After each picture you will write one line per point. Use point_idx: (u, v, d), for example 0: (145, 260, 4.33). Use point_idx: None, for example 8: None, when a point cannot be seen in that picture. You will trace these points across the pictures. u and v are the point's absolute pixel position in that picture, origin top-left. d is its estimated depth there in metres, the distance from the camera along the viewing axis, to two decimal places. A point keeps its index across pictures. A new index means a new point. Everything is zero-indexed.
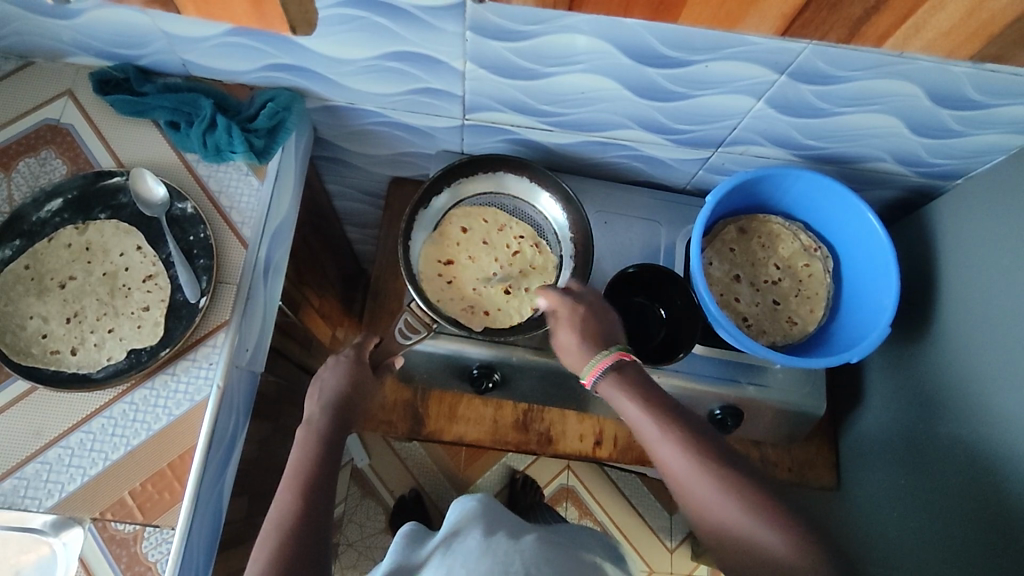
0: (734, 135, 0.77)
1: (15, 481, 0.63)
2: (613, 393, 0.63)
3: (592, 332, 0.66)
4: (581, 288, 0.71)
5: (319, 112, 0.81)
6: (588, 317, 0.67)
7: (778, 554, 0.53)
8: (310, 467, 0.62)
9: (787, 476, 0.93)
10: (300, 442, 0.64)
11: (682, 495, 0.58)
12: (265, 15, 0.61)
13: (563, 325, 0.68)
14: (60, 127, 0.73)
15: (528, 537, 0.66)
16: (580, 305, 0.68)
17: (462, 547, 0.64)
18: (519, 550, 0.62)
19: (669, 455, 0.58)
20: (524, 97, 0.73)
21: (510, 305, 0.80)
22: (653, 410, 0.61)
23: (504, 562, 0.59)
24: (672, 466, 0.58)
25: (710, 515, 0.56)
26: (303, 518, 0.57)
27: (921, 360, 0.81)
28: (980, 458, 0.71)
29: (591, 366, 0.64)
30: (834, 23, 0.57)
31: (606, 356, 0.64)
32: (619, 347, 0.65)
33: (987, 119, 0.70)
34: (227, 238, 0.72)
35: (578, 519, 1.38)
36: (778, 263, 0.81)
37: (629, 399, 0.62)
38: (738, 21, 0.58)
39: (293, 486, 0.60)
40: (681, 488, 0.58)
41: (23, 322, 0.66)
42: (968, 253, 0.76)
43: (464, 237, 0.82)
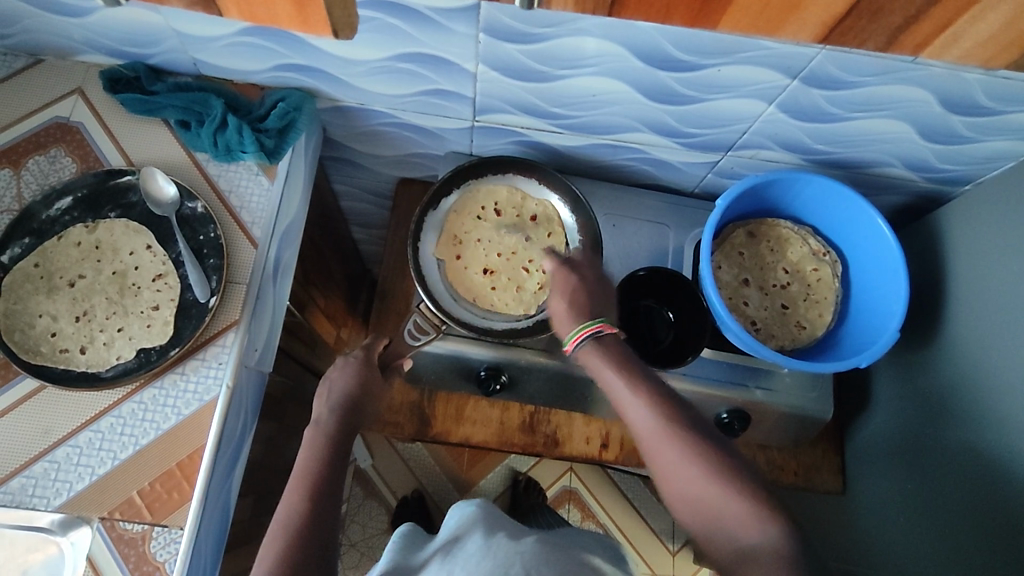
0: (743, 140, 0.77)
1: (23, 480, 0.63)
2: (594, 359, 0.62)
3: (582, 302, 0.66)
4: (580, 261, 0.71)
5: (328, 112, 0.80)
6: (580, 287, 0.67)
7: (742, 523, 0.52)
8: (318, 467, 0.61)
9: (793, 480, 0.93)
10: (309, 442, 0.63)
11: (653, 463, 0.58)
12: (306, 16, 0.59)
13: (556, 293, 0.67)
14: (69, 125, 0.73)
15: (529, 539, 0.64)
16: (574, 276, 0.68)
17: (462, 550, 0.63)
18: (520, 551, 0.60)
19: (645, 422, 0.58)
20: (534, 99, 0.73)
21: (471, 277, 0.80)
22: (631, 379, 0.60)
23: (504, 564, 0.58)
24: (646, 432, 0.58)
25: (681, 481, 0.56)
26: (311, 519, 0.57)
27: (928, 365, 0.81)
28: (990, 463, 0.70)
29: (574, 332, 0.64)
30: (875, 30, 0.56)
31: (588, 326, 0.63)
32: (603, 320, 0.63)
33: (997, 126, 0.70)
34: (237, 238, 0.71)
35: (581, 521, 1.38)
36: (787, 267, 0.81)
37: (607, 368, 0.61)
38: (778, 28, 0.57)
39: (301, 486, 0.59)
40: (651, 455, 0.57)
41: (31, 320, 0.65)
42: (977, 260, 0.76)
43: (527, 220, 0.82)
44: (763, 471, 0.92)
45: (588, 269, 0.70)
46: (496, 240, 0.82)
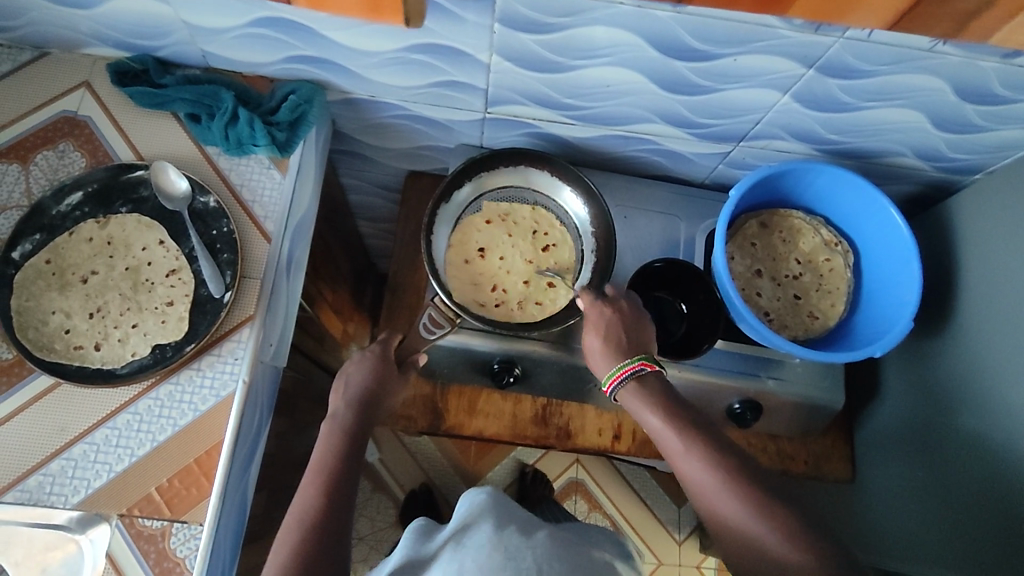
0: (756, 130, 0.77)
1: (40, 478, 0.63)
2: (637, 404, 0.65)
3: (618, 340, 0.68)
4: (618, 292, 0.72)
5: (338, 105, 0.80)
6: (617, 324, 0.69)
7: (782, 556, 0.55)
8: (334, 463, 0.62)
9: (803, 469, 0.94)
10: (325, 435, 0.64)
11: (704, 507, 0.60)
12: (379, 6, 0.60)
13: (591, 329, 0.70)
14: (77, 119, 0.72)
15: (539, 533, 0.64)
16: (610, 311, 0.70)
17: (472, 542, 0.62)
18: (531, 547, 0.60)
19: (691, 467, 0.60)
20: (548, 90, 0.73)
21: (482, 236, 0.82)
22: (674, 422, 0.63)
23: (515, 559, 0.59)
24: (692, 476, 0.61)
25: (724, 522, 0.58)
26: (325, 515, 0.57)
27: (939, 353, 0.82)
28: (998, 451, 0.72)
29: (615, 374, 0.67)
30: (944, 17, 0.55)
31: (628, 365, 0.66)
32: (644, 357, 0.67)
33: (1011, 115, 0.70)
34: (250, 233, 0.71)
35: (587, 512, 1.38)
36: (799, 258, 0.81)
37: (650, 412, 0.64)
38: (845, 13, 0.55)
39: (317, 481, 0.60)
40: (703, 499, 0.60)
41: (45, 317, 0.65)
42: (987, 249, 0.76)
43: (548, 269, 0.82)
44: (773, 461, 0.93)
45: (626, 300, 0.71)
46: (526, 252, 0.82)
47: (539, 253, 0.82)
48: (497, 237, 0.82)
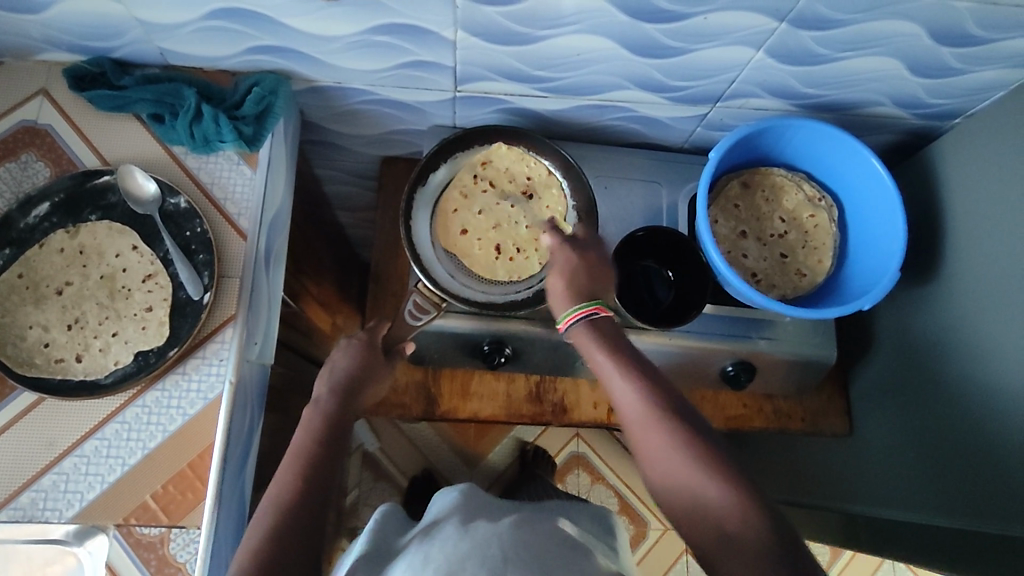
0: (732, 89, 0.76)
1: (32, 495, 0.62)
2: (586, 344, 0.62)
3: (578, 283, 0.66)
4: (585, 240, 0.70)
5: (305, 94, 0.78)
6: (579, 270, 0.66)
7: (720, 506, 0.52)
8: (314, 447, 0.60)
9: (799, 426, 0.94)
10: (307, 419, 0.63)
11: (637, 447, 0.57)
12: None
13: (556, 271, 0.67)
14: (37, 128, 0.70)
15: (508, 519, 0.61)
16: (576, 256, 0.68)
17: (441, 536, 0.60)
18: (498, 535, 0.58)
19: (629, 403, 0.58)
20: (518, 63, 0.71)
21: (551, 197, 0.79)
22: (620, 358, 0.60)
23: (482, 546, 0.56)
24: (632, 418, 0.58)
25: (656, 466, 0.56)
26: (300, 497, 0.56)
27: (929, 302, 0.82)
28: (995, 395, 0.72)
29: (569, 316, 0.64)
30: None
31: (584, 307, 0.63)
32: (600, 302, 0.64)
33: (987, 56, 0.69)
34: (224, 231, 0.70)
35: (591, 485, 1.39)
36: (783, 216, 0.81)
37: (597, 348, 0.61)
38: None
39: (295, 466, 0.58)
40: (638, 436, 0.57)
41: (22, 332, 0.64)
42: (971, 194, 0.76)
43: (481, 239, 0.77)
44: (769, 420, 0.93)
45: (589, 248, 0.69)
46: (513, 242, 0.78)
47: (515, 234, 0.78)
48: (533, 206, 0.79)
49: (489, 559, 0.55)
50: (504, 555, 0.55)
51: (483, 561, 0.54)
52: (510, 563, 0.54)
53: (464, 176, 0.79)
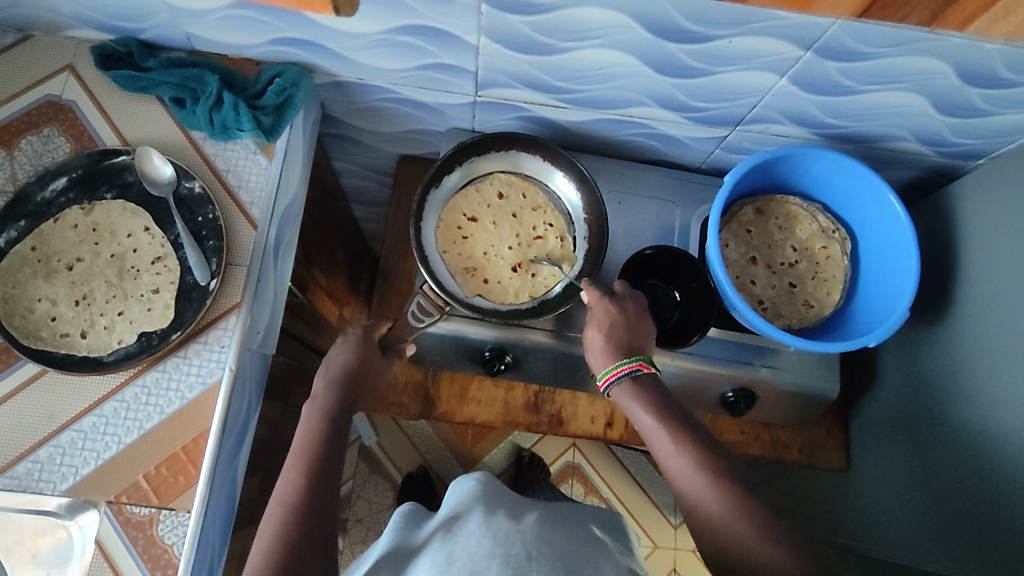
0: (753, 114, 0.75)
1: (29, 465, 0.63)
2: (632, 404, 0.65)
3: (619, 340, 0.68)
4: (624, 289, 0.71)
5: (326, 88, 0.78)
6: (620, 324, 0.68)
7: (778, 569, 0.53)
8: (316, 443, 0.62)
9: (796, 457, 0.93)
10: (307, 416, 0.64)
11: (692, 511, 0.59)
12: None
13: (593, 326, 0.69)
14: (61, 104, 0.71)
15: (529, 517, 0.63)
16: (616, 309, 0.69)
17: (463, 530, 0.62)
18: (521, 531, 0.60)
19: (681, 466, 0.60)
20: (538, 72, 0.71)
21: (510, 284, 0.78)
22: (666, 419, 0.63)
23: (505, 544, 0.58)
24: (682, 480, 0.60)
25: (712, 526, 0.57)
26: (309, 493, 0.57)
27: (937, 342, 0.80)
28: (988, 443, 0.71)
29: (612, 374, 0.67)
30: (917, 6, 0.55)
31: (625, 364, 0.66)
32: (642, 358, 0.66)
33: (1014, 99, 0.68)
34: (235, 219, 0.70)
35: (584, 496, 1.39)
36: (795, 245, 0.80)
37: (643, 410, 0.64)
38: (814, 3, 0.56)
39: (299, 464, 0.60)
40: (689, 500, 0.59)
41: (31, 304, 0.65)
42: (987, 237, 0.75)
43: (496, 203, 0.81)
44: (767, 449, 0.92)
45: (631, 301, 0.70)
46: (490, 242, 0.80)
47: (518, 224, 0.81)
48: (501, 254, 0.80)
49: (513, 557, 0.57)
50: (527, 553, 0.57)
51: (506, 561, 0.56)
52: (533, 561, 0.57)
53: (546, 212, 0.81)
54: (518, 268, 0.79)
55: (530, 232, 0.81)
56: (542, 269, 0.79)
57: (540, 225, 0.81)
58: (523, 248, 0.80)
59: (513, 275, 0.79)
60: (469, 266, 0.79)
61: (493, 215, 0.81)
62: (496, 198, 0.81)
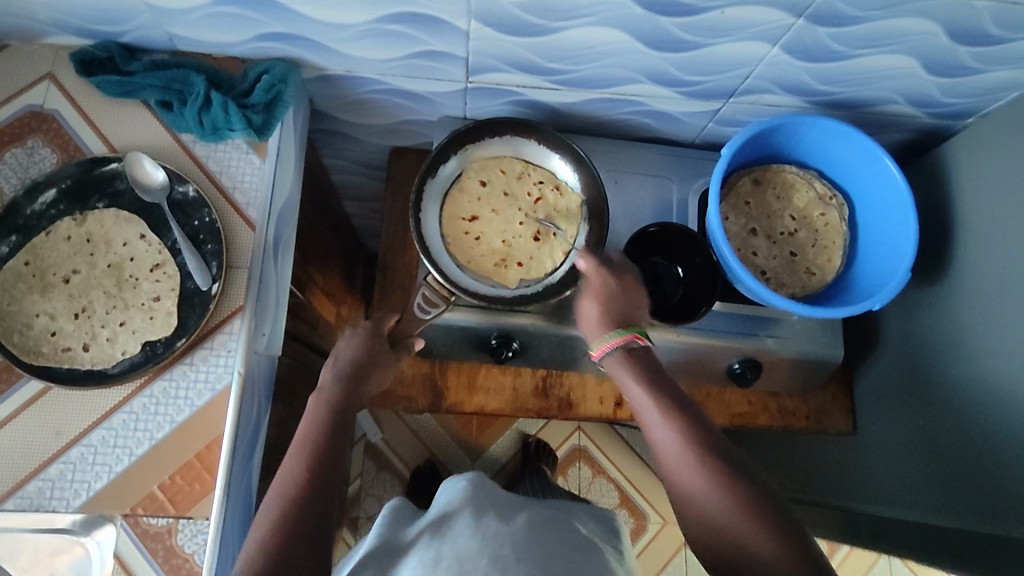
0: (746, 85, 0.75)
1: (39, 484, 0.62)
2: (622, 375, 0.65)
3: (616, 312, 0.70)
4: (618, 262, 0.74)
5: (315, 82, 0.77)
6: (616, 295, 0.70)
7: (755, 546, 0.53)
8: (319, 434, 0.61)
9: (804, 424, 0.93)
10: (312, 409, 0.64)
11: (674, 484, 0.59)
12: None
13: (588, 296, 0.71)
14: (44, 113, 0.69)
15: (519, 519, 0.65)
16: (610, 278, 0.71)
17: (452, 530, 0.63)
18: (509, 533, 0.61)
19: (665, 437, 0.60)
20: (530, 54, 0.70)
21: (541, 253, 0.78)
22: (655, 391, 0.63)
23: (493, 545, 0.59)
24: (667, 453, 0.60)
25: (691, 500, 0.57)
26: (309, 486, 0.57)
27: (936, 301, 0.81)
28: (992, 393, 0.73)
29: (605, 343, 0.67)
30: None
31: (619, 336, 0.67)
32: (637, 329, 0.68)
33: (1002, 55, 0.69)
34: (233, 221, 0.69)
35: (592, 477, 1.40)
36: (794, 214, 0.80)
37: (632, 381, 0.64)
38: None
39: (300, 455, 0.59)
40: (671, 472, 0.59)
41: (29, 320, 0.63)
42: (979, 194, 0.76)
43: (484, 191, 0.80)
44: (775, 418, 0.93)
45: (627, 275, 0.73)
46: (501, 227, 0.79)
47: (519, 203, 0.80)
48: (520, 232, 0.79)
49: (500, 558, 0.58)
50: (515, 555, 0.58)
51: (495, 561, 0.57)
52: (521, 562, 0.57)
53: (533, 173, 0.81)
54: (539, 237, 0.79)
55: (531, 195, 0.80)
56: (561, 224, 0.79)
57: (535, 189, 0.81)
58: (530, 217, 0.79)
59: (539, 244, 0.79)
60: (499, 259, 0.78)
61: (485, 201, 0.80)
62: (480, 186, 0.80)
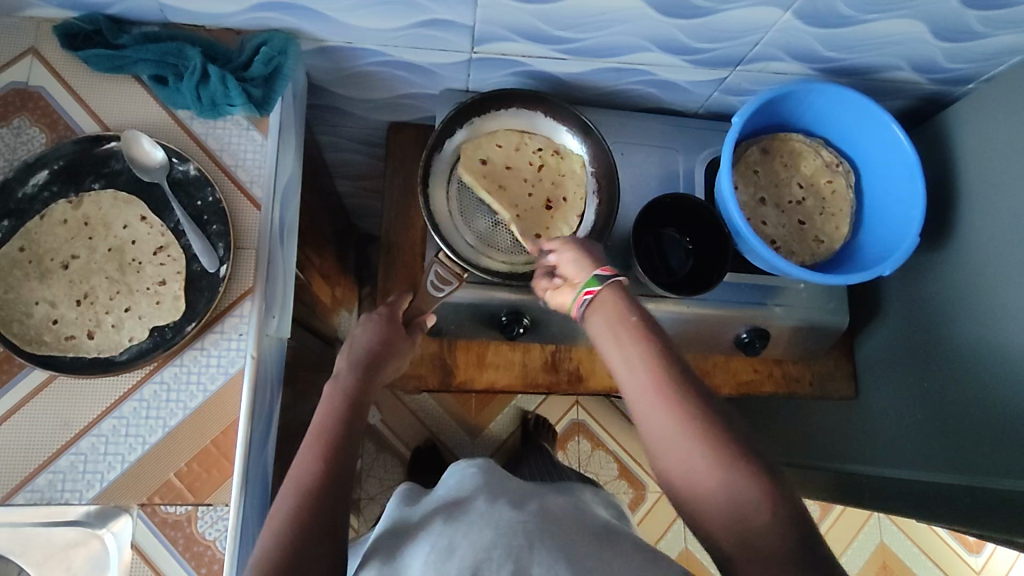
0: (754, 52, 0.74)
1: (50, 476, 0.60)
2: (601, 314, 0.59)
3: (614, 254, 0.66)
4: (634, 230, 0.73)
5: (313, 55, 0.74)
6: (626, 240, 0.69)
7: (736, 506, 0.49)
8: (336, 425, 0.60)
9: (807, 390, 0.95)
10: (328, 397, 0.63)
11: (651, 433, 0.54)
12: None
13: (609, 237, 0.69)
14: (29, 91, 0.66)
15: (532, 506, 0.63)
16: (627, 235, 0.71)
17: (467, 513, 0.62)
18: (522, 522, 0.59)
19: (642, 388, 0.54)
20: (538, 23, 0.68)
21: (558, 219, 0.77)
22: (633, 335, 0.56)
23: (507, 535, 0.57)
24: (644, 404, 0.54)
25: (672, 458, 0.52)
26: (325, 479, 0.55)
27: (939, 266, 0.83)
28: (997, 358, 0.74)
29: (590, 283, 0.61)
30: None
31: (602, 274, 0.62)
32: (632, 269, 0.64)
33: (1009, 19, 0.69)
34: (237, 201, 0.67)
35: (591, 451, 1.41)
36: (802, 182, 0.81)
37: (613, 324, 0.58)
38: None
39: (318, 443, 0.58)
40: (649, 423, 0.54)
41: (28, 308, 0.60)
42: (984, 160, 0.76)
43: (487, 167, 0.77)
44: (780, 385, 0.94)
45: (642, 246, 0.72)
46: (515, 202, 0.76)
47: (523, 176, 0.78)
48: (533, 202, 0.77)
49: (515, 548, 0.56)
50: (529, 544, 0.57)
51: (508, 553, 0.55)
52: (536, 553, 0.56)
53: (529, 142, 0.79)
54: (551, 205, 0.78)
55: (533, 163, 0.79)
56: (569, 187, 0.79)
57: (534, 157, 0.79)
58: (539, 186, 0.78)
59: (553, 213, 0.77)
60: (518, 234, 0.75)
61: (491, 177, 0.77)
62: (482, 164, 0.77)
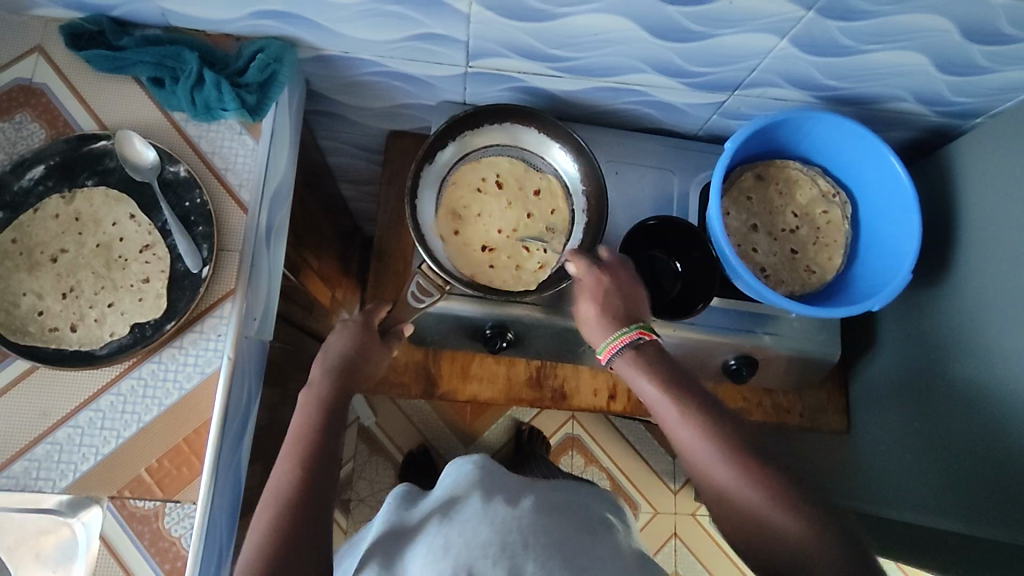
0: (752, 77, 0.73)
1: (26, 463, 0.61)
2: (634, 375, 0.63)
3: (613, 309, 0.66)
4: (612, 260, 0.69)
5: (311, 62, 0.75)
6: (612, 293, 0.66)
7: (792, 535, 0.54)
8: (311, 432, 0.60)
9: (798, 421, 0.93)
10: (303, 404, 0.63)
11: (700, 474, 0.59)
12: None
13: (586, 298, 0.67)
14: (32, 87, 0.68)
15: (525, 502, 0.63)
16: (607, 279, 0.67)
17: (460, 512, 0.63)
18: (517, 517, 0.60)
19: (686, 437, 0.59)
20: (532, 40, 0.68)
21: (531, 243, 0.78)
22: (670, 391, 0.61)
23: (501, 532, 0.58)
24: (693, 452, 0.59)
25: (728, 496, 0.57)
26: (296, 488, 0.56)
27: (936, 303, 0.81)
28: (988, 403, 0.72)
29: (613, 345, 0.64)
30: None
31: (624, 336, 0.64)
32: (641, 326, 0.65)
33: (1015, 54, 0.67)
34: (225, 203, 0.68)
35: (584, 467, 1.40)
36: (796, 211, 0.79)
37: (646, 382, 0.62)
38: None
39: (295, 450, 0.59)
40: (698, 467, 0.59)
41: (16, 299, 0.62)
42: (986, 196, 0.74)
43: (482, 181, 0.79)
44: (769, 414, 0.92)
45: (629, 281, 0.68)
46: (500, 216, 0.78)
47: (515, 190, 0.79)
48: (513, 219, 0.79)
49: (509, 546, 0.57)
50: (524, 540, 0.57)
51: (504, 549, 0.56)
52: (530, 549, 0.57)
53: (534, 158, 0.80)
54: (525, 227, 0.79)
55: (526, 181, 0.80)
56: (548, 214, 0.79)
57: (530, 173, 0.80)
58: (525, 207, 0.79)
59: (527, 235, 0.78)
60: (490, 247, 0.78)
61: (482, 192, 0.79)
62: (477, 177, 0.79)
